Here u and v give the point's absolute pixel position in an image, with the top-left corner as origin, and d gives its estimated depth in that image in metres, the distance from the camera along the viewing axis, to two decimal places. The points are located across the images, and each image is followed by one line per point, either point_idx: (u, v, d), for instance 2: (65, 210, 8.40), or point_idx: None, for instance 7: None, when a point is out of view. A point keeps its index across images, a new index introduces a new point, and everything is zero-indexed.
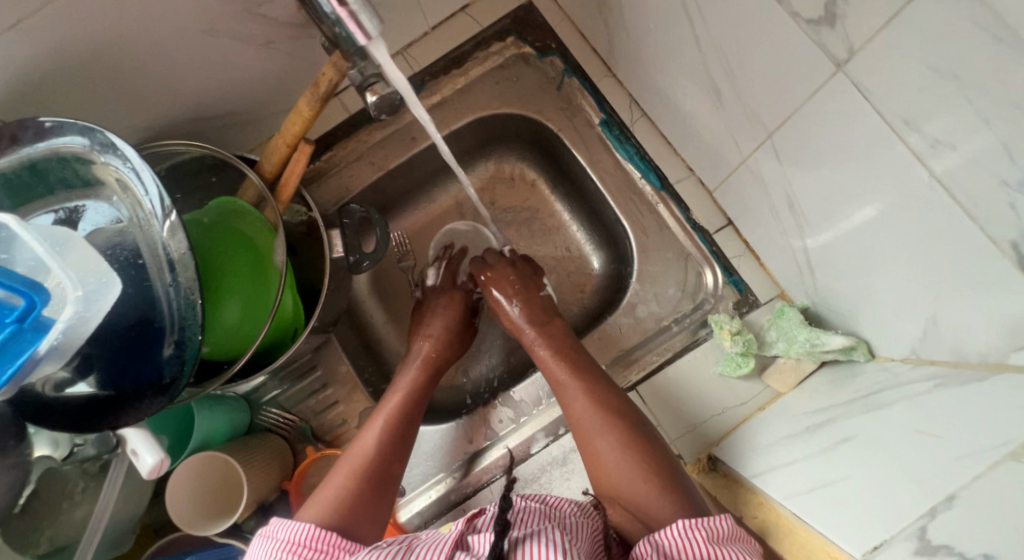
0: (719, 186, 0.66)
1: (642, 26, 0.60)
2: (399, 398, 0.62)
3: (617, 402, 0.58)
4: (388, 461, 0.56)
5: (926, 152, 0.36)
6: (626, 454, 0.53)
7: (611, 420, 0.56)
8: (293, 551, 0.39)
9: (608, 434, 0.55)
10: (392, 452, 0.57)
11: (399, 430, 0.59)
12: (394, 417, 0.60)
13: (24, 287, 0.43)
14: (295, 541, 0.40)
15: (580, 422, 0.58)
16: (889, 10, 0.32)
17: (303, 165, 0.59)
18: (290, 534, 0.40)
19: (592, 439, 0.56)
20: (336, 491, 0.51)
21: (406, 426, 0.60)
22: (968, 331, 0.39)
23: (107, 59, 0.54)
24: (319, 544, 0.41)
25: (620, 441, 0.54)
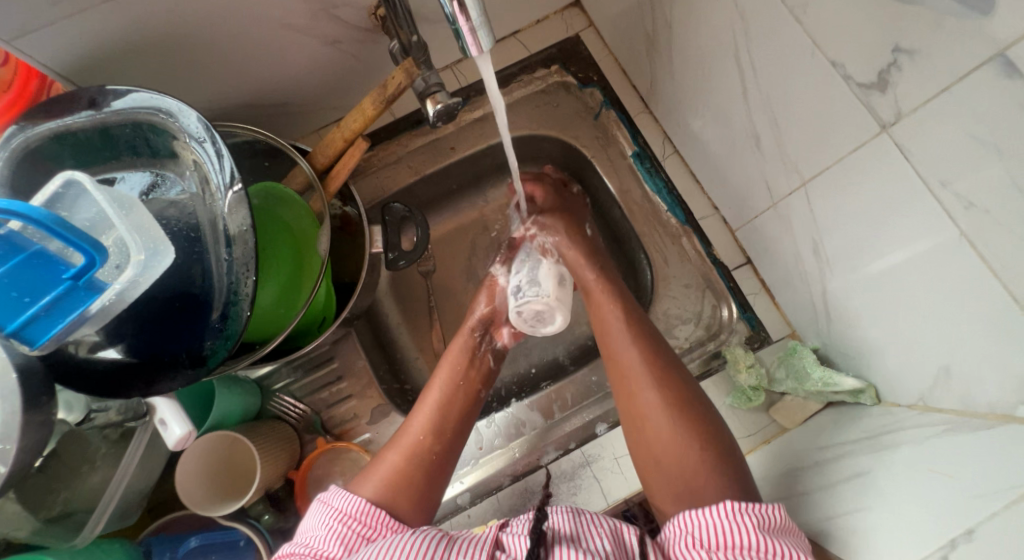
0: (742, 226, 0.70)
1: (688, 70, 0.64)
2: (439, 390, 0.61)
3: (663, 352, 0.59)
4: (435, 444, 0.57)
5: (958, 212, 0.39)
6: (670, 409, 0.54)
7: (660, 371, 0.57)
8: (344, 521, 0.46)
9: (651, 381, 0.56)
10: (436, 433, 0.57)
11: (445, 411, 0.60)
12: (439, 399, 0.60)
13: (87, 245, 0.43)
14: (347, 512, 0.47)
15: (619, 365, 0.59)
16: (939, 85, 0.36)
17: (357, 159, 0.63)
18: (343, 505, 0.47)
19: (635, 386, 0.57)
20: (383, 471, 0.53)
21: (456, 406, 0.60)
22: (982, 383, 0.44)
23: (184, 38, 0.56)
24: (368, 519, 0.47)
25: (666, 392, 0.55)
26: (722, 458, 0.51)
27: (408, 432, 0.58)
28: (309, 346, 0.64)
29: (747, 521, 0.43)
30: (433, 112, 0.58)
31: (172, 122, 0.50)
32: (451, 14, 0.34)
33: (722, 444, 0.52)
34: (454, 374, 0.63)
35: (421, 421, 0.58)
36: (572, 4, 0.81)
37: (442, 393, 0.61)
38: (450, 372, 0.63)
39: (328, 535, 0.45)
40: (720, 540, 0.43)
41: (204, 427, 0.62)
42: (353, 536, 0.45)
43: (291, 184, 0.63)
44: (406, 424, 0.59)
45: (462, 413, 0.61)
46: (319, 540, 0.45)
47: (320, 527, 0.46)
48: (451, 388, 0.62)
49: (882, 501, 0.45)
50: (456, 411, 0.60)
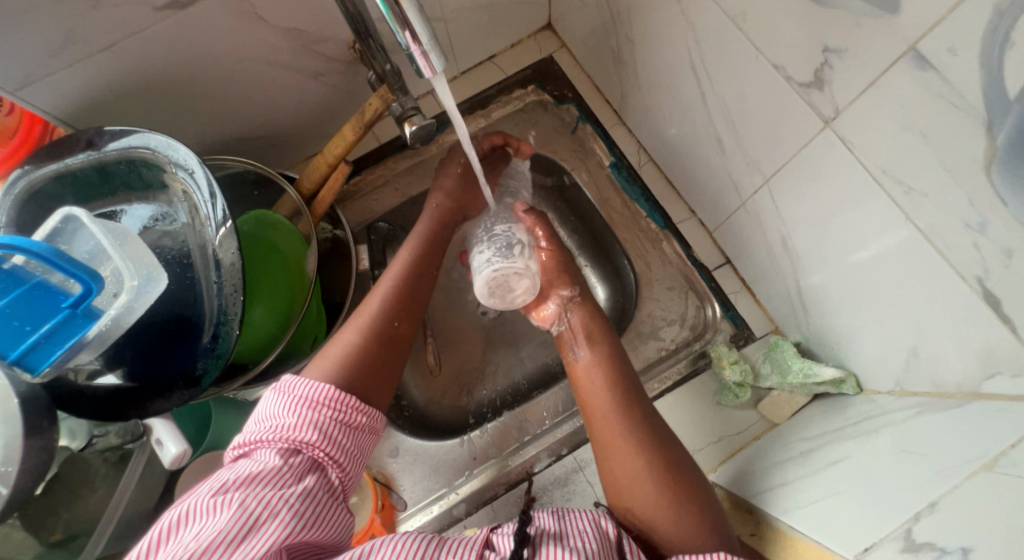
0: (718, 227, 0.73)
1: (653, 81, 0.67)
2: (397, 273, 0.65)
3: (654, 424, 0.57)
4: (397, 327, 0.60)
5: (901, 198, 0.41)
6: (663, 480, 0.51)
7: (652, 441, 0.54)
8: (311, 406, 0.48)
9: (642, 452, 0.54)
10: (400, 322, 0.61)
11: (409, 296, 0.63)
12: (402, 285, 0.64)
13: (84, 275, 0.46)
14: (313, 398, 0.48)
15: (608, 436, 0.56)
16: (867, 80, 0.38)
17: (340, 182, 0.67)
18: (307, 392, 0.48)
19: (624, 457, 0.54)
20: (343, 348, 0.56)
21: (418, 285, 0.65)
22: (946, 362, 0.45)
23: (176, 80, 0.60)
24: (335, 404, 0.49)
25: (655, 463, 0.52)
26: (716, 535, 0.48)
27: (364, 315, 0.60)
28: (301, 365, 0.66)
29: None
30: (410, 133, 0.61)
31: (161, 157, 0.53)
32: (405, 43, 0.38)
33: (716, 520, 0.49)
34: (420, 253, 0.67)
35: (391, 297, 0.62)
36: (544, 26, 0.85)
37: (409, 271, 0.65)
38: (414, 250, 0.68)
39: (298, 421, 0.46)
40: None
41: (202, 448, 0.64)
42: (326, 422, 0.48)
43: (280, 211, 0.66)
44: (370, 296, 0.62)
45: (422, 302, 0.65)
46: (288, 427, 0.46)
47: (288, 413, 0.47)
48: (416, 267, 0.66)
49: (860, 483, 0.46)
50: (411, 302, 0.63)
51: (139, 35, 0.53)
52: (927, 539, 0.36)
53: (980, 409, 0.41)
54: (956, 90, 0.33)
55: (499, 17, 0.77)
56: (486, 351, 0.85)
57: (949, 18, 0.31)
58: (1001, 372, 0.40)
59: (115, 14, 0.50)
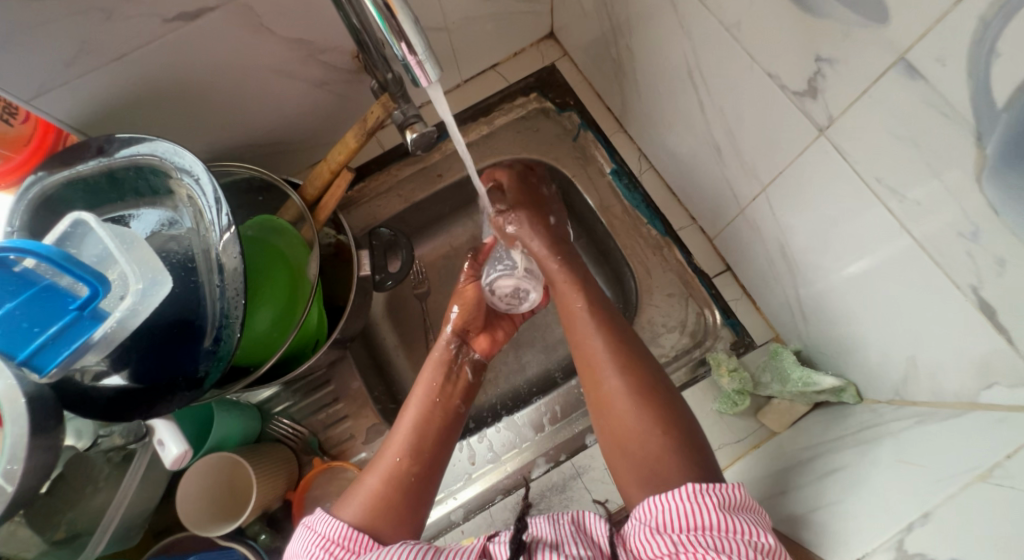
0: (718, 234, 0.73)
1: (652, 89, 0.68)
2: (411, 416, 0.61)
3: (630, 346, 0.59)
4: (414, 465, 0.57)
5: (896, 208, 0.41)
6: (632, 394, 0.55)
7: (625, 361, 0.57)
8: (325, 547, 0.47)
9: (613, 370, 0.57)
10: (413, 454, 0.57)
11: (423, 432, 0.60)
12: (422, 415, 0.61)
13: (91, 278, 0.47)
14: (330, 538, 0.48)
15: (586, 359, 0.60)
16: (859, 90, 0.38)
17: (343, 190, 0.68)
18: (326, 530, 0.49)
19: (599, 376, 0.58)
20: (366, 493, 0.54)
21: (431, 430, 0.60)
22: (942, 372, 0.45)
23: (184, 89, 0.61)
24: (349, 544, 0.48)
25: (625, 381, 0.56)
26: (684, 443, 0.51)
27: (385, 453, 0.58)
28: (303, 367, 0.67)
29: (707, 502, 0.44)
30: (411, 141, 0.62)
31: (167, 163, 0.55)
32: (401, 54, 0.39)
33: (687, 431, 0.53)
34: (428, 393, 0.63)
35: (400, 441, 0.59)
36: (547, 36, 0.86)
37: (418, 415, 0.61)
38: (424, 391, 0.63)
39: None
40: (679, 523, 0.44)
41: (205, 449, 0.65)
42: None
43: (284, 217, 0.67)
44: (383, 448, 0.59)
45: (440, 434, 0.60)
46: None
47: (304, 552, 0.47)
48: (426, 408, 0.62)
49: (858, 493, 0.45)
50: (435, 429, 0.61)
51: (148, 47, 0.54)
52: (919, 549, 0.36)
53: (980, 419, 0.41)
54: (945, 99, 0.33)
55: (502, 27, 0.78)
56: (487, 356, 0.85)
57: (937, 27, 0.31)
58: (999, 383, 0.40)
59: (125, 26, 0.51)
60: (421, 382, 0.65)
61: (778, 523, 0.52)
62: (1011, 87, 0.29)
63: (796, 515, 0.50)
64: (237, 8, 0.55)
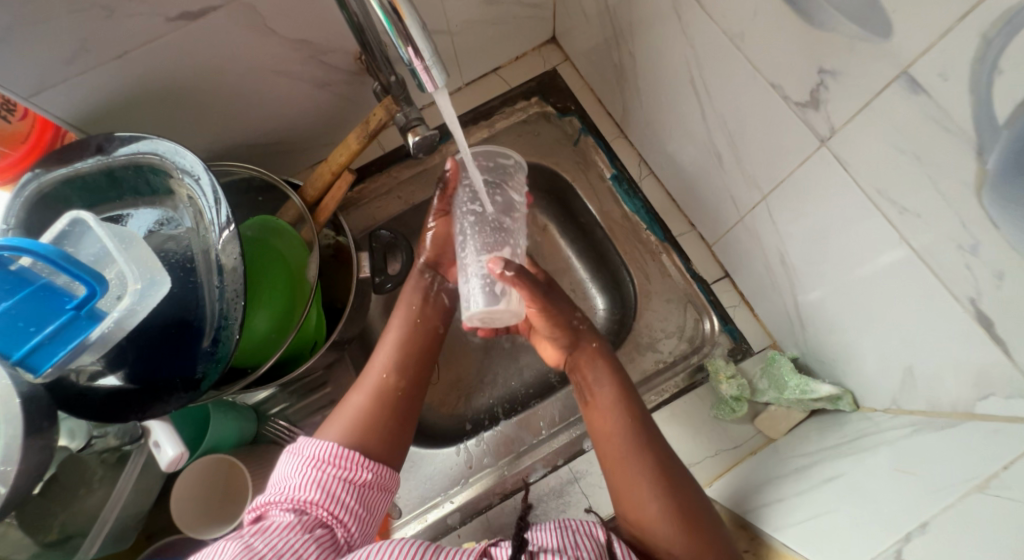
0: (717, 241, 0.73)
1: (654, 95, 0.68)
2: (393, 336, 0.65)
3: (667, 461, 0.56)
4: (401, 382, 0.61)
5: (898, 219, 0.41)
6: (679, 521, 0.52)
7: (666, 481, 0.54)
8: (318, 464, 0.51)
9: (655, 492, 0.54)
10: (400, 371, 0.62)
11: (406, 350, 0.64)
12: (402, 336, 0.65)
13: (89, 277, 0.47)
14: (319, 458, 0.51)
15: (622, 472, 0.56)
16: (861, 102, 0.39)
17: (344, 191, 0.68)
18: (315, 453, 0.52)
19: (636, 496, 0.54)
20: (350, 410, 0.57)
21: (414, 351, 0.64)
22: (939, 382, 0.46)
23: (184, 89, 0.61)
24: (340, 461, 0.51)
25: (666, 505, 0.53)
26: None
27: (369, 371, 0.62)
28: (301, 369, 0.66)
29: None
30: (412, 143, 0.62)
31: (167, 162, 0.54)
32: (407, 58, 0.39)
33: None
34: (411, 316, 0.67)
35: (384, 360, 0.62)
36: (549, 40, 0.87)
37: (401, 338, 0.65)
38: (406, 316, 0.67)
39: (304, 481, 0.50)
40: None
41: (199, 452, 0.64)
42: (330, 479, 0.50)
43: (284, 217, 0.67)
44: (368, 366, 0.63)
45: (421, 354, 0.64)
46: (296, 487, 0.49)
47: (296, 474, 0.50)
48: (409, 329, 0.65)
49: (855, 501, 0.45)
50: (417, 350, 0.64)
51: (150, 46, 0.54)
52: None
53: (978, 428, 0.41)
54: (947, 114, 0.33)
55: (504, 31, 0.78)
56: (484, 359, 0.85)
57: (941, 43, 0.32)
58: (995, 394, 0.40)
59: (128, 24, 0.51)
60: (400, 307, 0.68)
61: (764, 532, 0.52)
62: (1012, 103, 0.29)
63: (782, 528, 0.50)
64: (239, 7, 0.55)
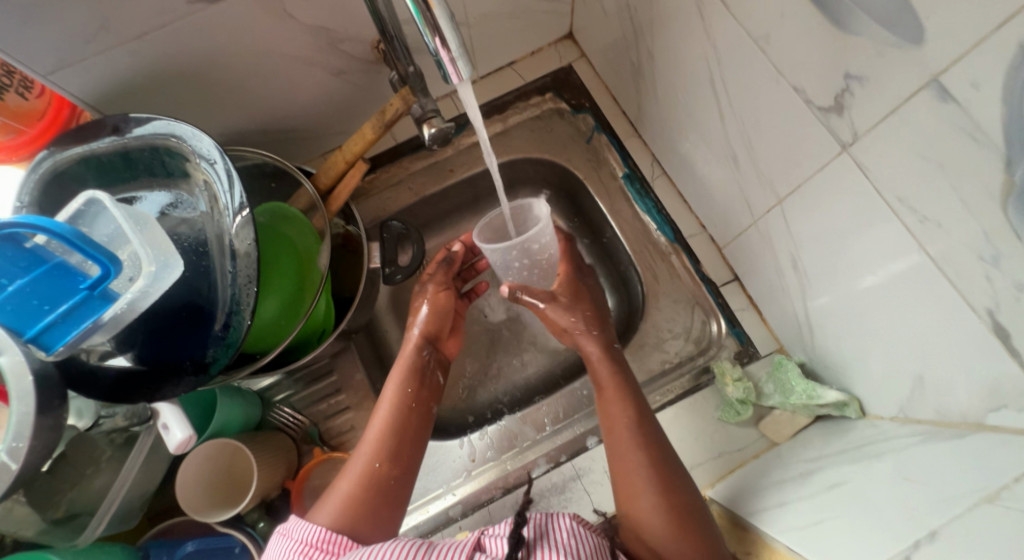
0: (728, 244, 0.73)
1: (670, 95, 0.68)
2: (383, 416, 0.62)
3: (666, 462, 0.57)
4: (393, 467, 0.58)
5: (917, 228, 0.41)
6: (671, 519, 0.52)
7: (663, 480, 0.55)
8: (304, 552, 0.47)
9: (652, 489, 0.55)
10: (392, 456, 0.58)
11: (398, 434, 0.60)
12: (394, 414, 0.62)
13: (104, 258, 0.47)
14: (308, 543, 0.48)
15: (623, 470, 0.57)
16: (886, 109, 0.39)
17: (357, 180, 0.68)
18: (303, 537, 0.48)
19: (633, 492, 0.56)
20: (339, 497, 0.54)
21: (405, 432, 0.61)
22: (950, 392, 0.46)
23: (200, 72, 0.61)
24: (328, 546, 0.48)
25: (660, 503, 0.54)
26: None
27: (358, 455, 0.59)
28: (308, 357, 0.67)
29: None
30: (428, 135, 0.62)
31: (185, 146, 0.54)
32: (434, 48, 0.39)
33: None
34: (404, 398, 0.63)
35: (375, 445, 0.59)
36: (565, 36, 0.86)
37: (392, 416, 0.62)
38: (397, 396, 0.64)
39: None
40: None
41: (205, 435, 0.64)
42: None
43: (296, 205, 0.66)
44: (358, 450, 0.59)
45: (415, 434, 0.61)
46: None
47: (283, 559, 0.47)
48: (401, 410, 0.62)
49: (859, 507, 0.45)
50: (410, 431, 0.61)
51: (168, 27, 0.54)
52: None
53: (987, 440, 0.42)
54: (976, 123, 0.33)
55: (521, 25, 0.78)
56: (489, 353, 0.86)
57: (974, 52, 0.32)
58: (1007, 406, 0.41)
59: (148, 5, 0.51)
60: (391, 385, 0.65)
61: (766, 534, 0.51)
62: None
63: (784, 530, 0.50)
64: None
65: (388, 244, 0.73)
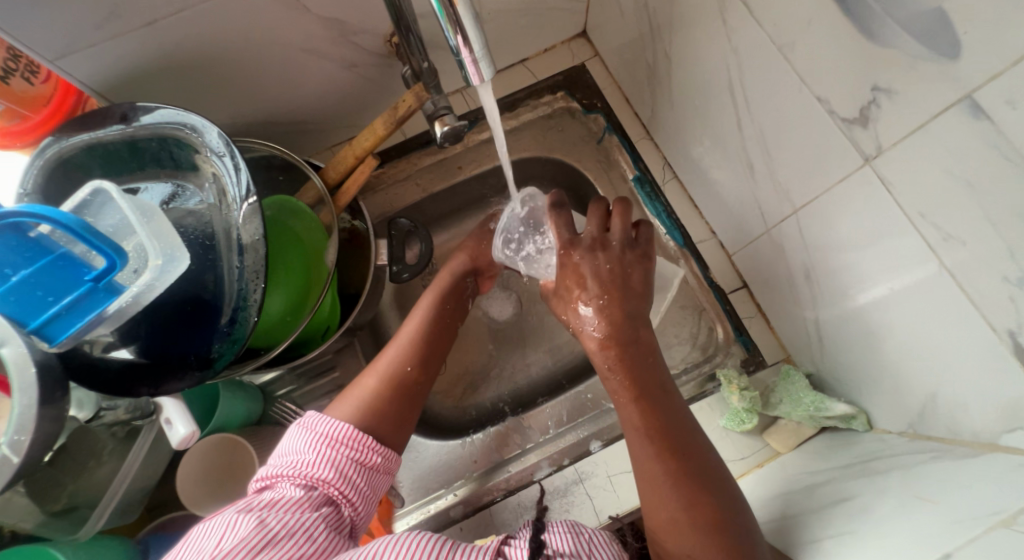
0: (739, 251, 0.72)
1: (686, 98, 0.67)
2: (416, 326, 0.63)
3: (689, 461, 0.50)
4: (420, 374, 0.59)
5: (938, 244, 0.41)
6: (700, 526, 0.47)
7: (688, 491, 0.49)
8: (330, 443, 0.50)
9: (675, 492, 0.49)
10: (421, 364, 0.60)
11: (429, 344, 0.62)
12: (425, 328, 0.63)
13: (109, 250, 0.46)
14: (334, 436, 0.50)
15: (644, 473, 0.51)
16: (915, 123, 0.39)
17: (366, 176, 0.67)
18: (328, 430, 0.50)
19: (655, 496, 0.49)
20: (364, 393, 0.56)
21: (434, 345, 0.62)
22: (964, 411, 0.45)
23: (209, 61, 0.60)
24: (354, 443, 0.50)
25: (686, 510, 0.48)
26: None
27: (385, 358, 0.60)
28: (312, 353, 0.66)
29: None
30: (440, 133, 0.62)
31: (194, 137, 0.53)
32: (455, 46, 0.38)
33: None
34: (438, 315, 0.64)
35: (405, 351, 0.60)
36: (579, 34, 0.85)
37: (424, 329, 0.63)
38: (431, 311, 0.65)
39: (317, 458, 0.49)
40: None
41: (208, 429, 0.64)
42: (342, 459, 0.49)
43: (303, 199, 0.65)
44: (388, 351, 0.61)
45: (441, 349, 0.63)
46: (308, 463, 0.48)
47: (309, 449, 0.49)
48: (432, 326, 0.63)
49: (866, 522, 0.45)
50: (437, 346, 0.62)
51: (179, 15, 0.53)
52: None
53: (1003, 460, 0.41)
54: (1010, 141, 0.33)
55: (537, 22, 0.77)
56: (493, 352, 0.85)
57: (1013, 69, 0.32)
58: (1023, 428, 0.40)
59: None
60: (426, 299, 0.66)
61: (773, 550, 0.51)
62: None
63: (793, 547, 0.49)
64: None
65: (394, 242, 0.73)
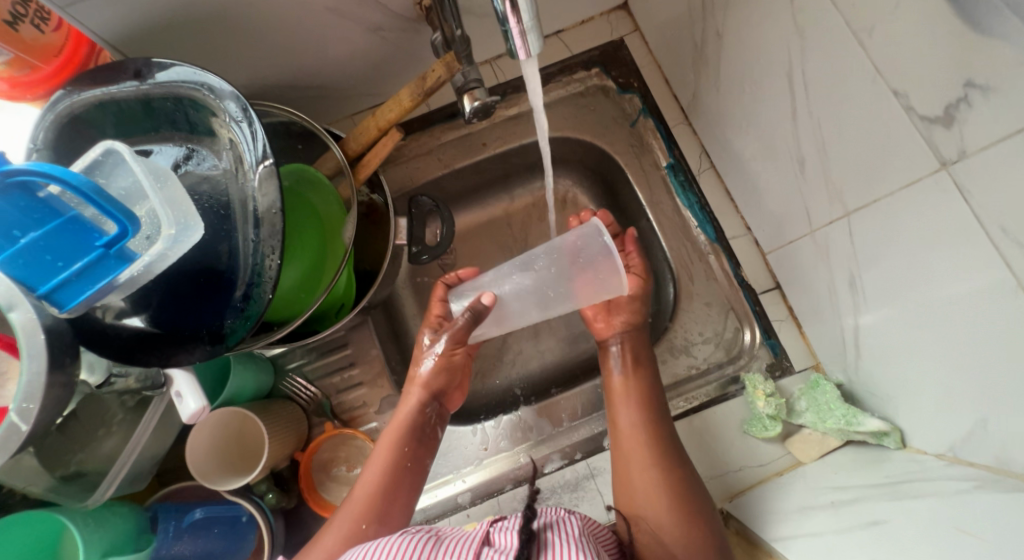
0: (775, 250, 0.68)
1: (734, 83, 0.62)
2: (379, 471, 0.59)
3: (672, 448, 0.58)
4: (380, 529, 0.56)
5: (1016, 259, 0.38)
6: (672, 501, 0.54)
7: (664, 459, 0.57)
8: None
9: (653, 467, 0.57)
10: (381, 517, 0.56)
11: (390, 494, 0.58)
12: (388, 476, 0.58)
13: (120, 215, 0.43)
14: None
15: (626, 449, 0.59)
16: (1012, 127, 0.36)
17: (390, 149, 0.64)
18: None
19: (635, 470, 0.57)
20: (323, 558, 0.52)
21: (398, 494, 0.58)
22: (1020, 444, 0.42)
23: (231, 17, 0.56)
24: None
25: (660, 480, 0.56)
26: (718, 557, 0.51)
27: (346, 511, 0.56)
28: (325, 332, 0.64)
29: None
30: (470, 108, 0.59)
31: (212, 99, 0.50)
32: (502, 13, 0.35)
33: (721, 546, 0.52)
34: (400, 456, 0.60)
35: (364, 505, 0.56)
36: (619, 7, 0.79)
37: (385, 476, 0.58)
38: (393, 454, 0.60)
39: None
40: None
41: (218, 401, 0.63)
42: None
43: (322, 169, 0.62)
44: (347, 503, 0.57)
45: (406, 496, 0.59)
46: None
47: None
48: (395, 471, 0.59)
49: (899, 552, 0.43)
50: (400, 494, 0.58)
51: None
52: None
53: None
54: None
55: None
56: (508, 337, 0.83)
57: None
58: None
59: None
60: (387, 438, 0.61)
61: None
62: None
63: None
64: None
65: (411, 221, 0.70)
